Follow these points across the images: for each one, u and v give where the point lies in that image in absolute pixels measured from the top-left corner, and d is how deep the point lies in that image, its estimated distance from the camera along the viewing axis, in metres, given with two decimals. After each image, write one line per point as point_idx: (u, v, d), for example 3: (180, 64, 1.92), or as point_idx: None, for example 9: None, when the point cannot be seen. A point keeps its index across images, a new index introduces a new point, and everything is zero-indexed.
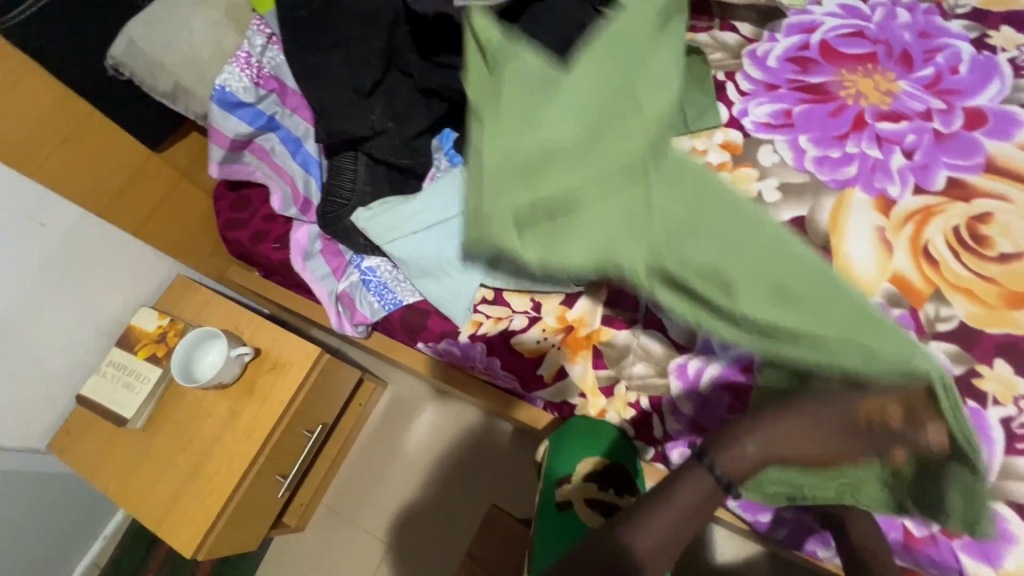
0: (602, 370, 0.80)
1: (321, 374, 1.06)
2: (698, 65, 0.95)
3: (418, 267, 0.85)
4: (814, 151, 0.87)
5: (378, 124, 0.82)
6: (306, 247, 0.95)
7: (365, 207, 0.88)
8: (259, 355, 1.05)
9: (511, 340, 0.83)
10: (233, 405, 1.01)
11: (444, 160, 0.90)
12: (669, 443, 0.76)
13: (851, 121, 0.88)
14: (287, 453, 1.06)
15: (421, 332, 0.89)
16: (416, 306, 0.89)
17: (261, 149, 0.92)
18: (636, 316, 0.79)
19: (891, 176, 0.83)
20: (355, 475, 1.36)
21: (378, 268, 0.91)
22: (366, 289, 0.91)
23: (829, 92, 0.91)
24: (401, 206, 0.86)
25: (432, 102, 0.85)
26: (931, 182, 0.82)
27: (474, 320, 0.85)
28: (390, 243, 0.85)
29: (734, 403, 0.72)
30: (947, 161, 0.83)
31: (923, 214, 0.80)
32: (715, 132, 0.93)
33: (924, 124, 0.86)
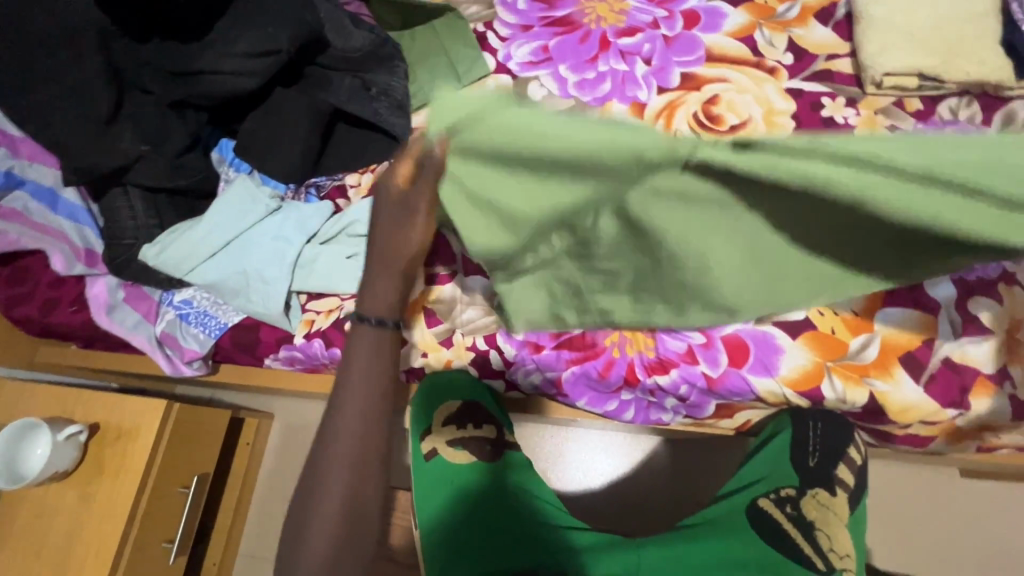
0: (436, 326, 0.82)
1: (177, 426, 1.00)
2: (455, 21, 0.99)
3: (228, 287, 0.82)
4: (574, 77, 0.96)
5: (130, 150, 0.77)
6: (107, 300, 0.87)
7: (152, 241, 0.83)
8: (99, 429, 0.96)
9: (345, 327, 0.83)
10: (83, 489, 0.93)
11: (231, 169, 0.90)
12: (511, 370, 0.81)
13: (597, 44, 0.97)
14: (165, 517, 0.99)
15: (256, 348, 0.87)
16: (244, 324, 0.86)
17: (10, 211, 0.82)
18: (455, 268, 0.83)
19: (639, 83, 0.94)
20: (266, 516, 1.28)
21: (193, 299, 0.87)
22: (187, 322, 0.87)
23: (574, 22, 0.99)
24: (190, 232, 0.82)
25: (186, 115, 0.83)
26: (669, 81, 0.93)
27: (306, 320, 0.85)
28: (191, 271, 0.82)
29: None
30: (678, 60, 0.94)
31: (668, 109, 0.91)
32: (487, 80, 0.98)
33: (655, 33, 0.96)
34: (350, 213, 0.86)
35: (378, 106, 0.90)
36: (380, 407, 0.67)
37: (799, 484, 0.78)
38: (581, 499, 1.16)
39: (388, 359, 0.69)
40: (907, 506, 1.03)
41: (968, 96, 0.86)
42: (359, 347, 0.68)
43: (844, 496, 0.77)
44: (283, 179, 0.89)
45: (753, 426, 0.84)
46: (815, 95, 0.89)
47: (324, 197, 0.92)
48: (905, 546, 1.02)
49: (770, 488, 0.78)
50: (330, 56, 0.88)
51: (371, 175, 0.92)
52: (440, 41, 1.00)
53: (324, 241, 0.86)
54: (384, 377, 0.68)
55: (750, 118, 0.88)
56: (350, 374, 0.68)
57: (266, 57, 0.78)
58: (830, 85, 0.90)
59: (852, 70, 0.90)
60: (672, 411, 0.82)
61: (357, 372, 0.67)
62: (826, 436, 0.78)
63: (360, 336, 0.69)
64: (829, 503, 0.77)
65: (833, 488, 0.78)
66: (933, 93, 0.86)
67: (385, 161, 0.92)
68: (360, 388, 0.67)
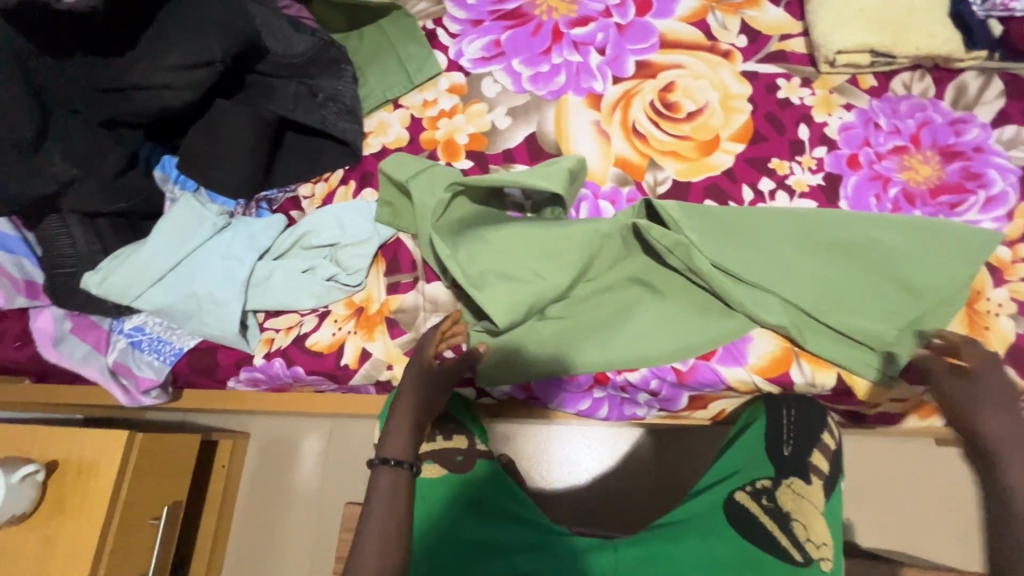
0: (400, 336, 0.80)
1: (141, 457, 0.96)
2: (403, 19, 0.96)
3: (180, 311, 0.79)
4: (528, 71, 0.93)
5: (60, 172, 0.73)
6: (53, 332, 0.82)
7: (94, 268, 0.79)
8: (58, 467, 0.92)
9: (307, 344, 0.80)
10: (45, 531, 0.89)
11: (176, 188, 0.85)
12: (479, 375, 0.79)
13: (549, 35, 0.95)
14: (137, 551, 0.96)
15: (214, 372, 0.84)
16: (200, 348, 0.83)
17: None
18: (417, 275, 0.81)
19: (594, 74, 0.92)
20: (247, 541, 1.23)
21: (145, 325, 0.84)
22: (140, 350, 0.84)
23: (525, 14, 0.96)
24: (135, 256, 0.78)
25: (121, 134, 0.79)
26: (624, 70, 0.91)
27: (265, 339, 0.82)
28: (139, 297, 0.78)
29: None
30: (632, 48, 0.92)
31: (624, 100, 0.89)
32: (440, 79, 0.95)
33: (607, 21, 0.94)
34: (303, 225, 0.83)
35: (326, 113, 0.87)
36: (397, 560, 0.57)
37: (774, 474, 0.75)
38: (567, 497, 1.15)
39: (406, 504, 0.62)
40: (886, 480, 1.04)
41: (921, 70, 0.85)
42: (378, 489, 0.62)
43: (819, 484, 0.75)
44: (231, 195, 0.85)
45: (727, 415, 0.84)
46: (770, 77, 0.88)
47: (277, 210, 0.89)
48: (887, 520, 1.03)
49: (745, 480, 0.75)
50: (269, 63, 0.85)
51: (324, 183, 0.89)
52: (389, 41, 0.96)
53: (278, 256, 0.83)
54: (401, 524, 0.60)
55: (706, 104, 0.87)
56: (366, 523, 0.59)
57: (199, 68, 0.74)
58: (784, 66, 0.89)
59: (806, 49, 0.89)
60: (646, 406, 0.81)
61: (375, 521, 0.59)
62: (799, 424, 0.76)
63: (376, 483, 0.63)
64: (804, 492, 0.74)
65: (807, 476, 0.75)
66: (886, 69, 0.86)
67: (338, 169, 0.89)
68: (377, 532, 0.58)
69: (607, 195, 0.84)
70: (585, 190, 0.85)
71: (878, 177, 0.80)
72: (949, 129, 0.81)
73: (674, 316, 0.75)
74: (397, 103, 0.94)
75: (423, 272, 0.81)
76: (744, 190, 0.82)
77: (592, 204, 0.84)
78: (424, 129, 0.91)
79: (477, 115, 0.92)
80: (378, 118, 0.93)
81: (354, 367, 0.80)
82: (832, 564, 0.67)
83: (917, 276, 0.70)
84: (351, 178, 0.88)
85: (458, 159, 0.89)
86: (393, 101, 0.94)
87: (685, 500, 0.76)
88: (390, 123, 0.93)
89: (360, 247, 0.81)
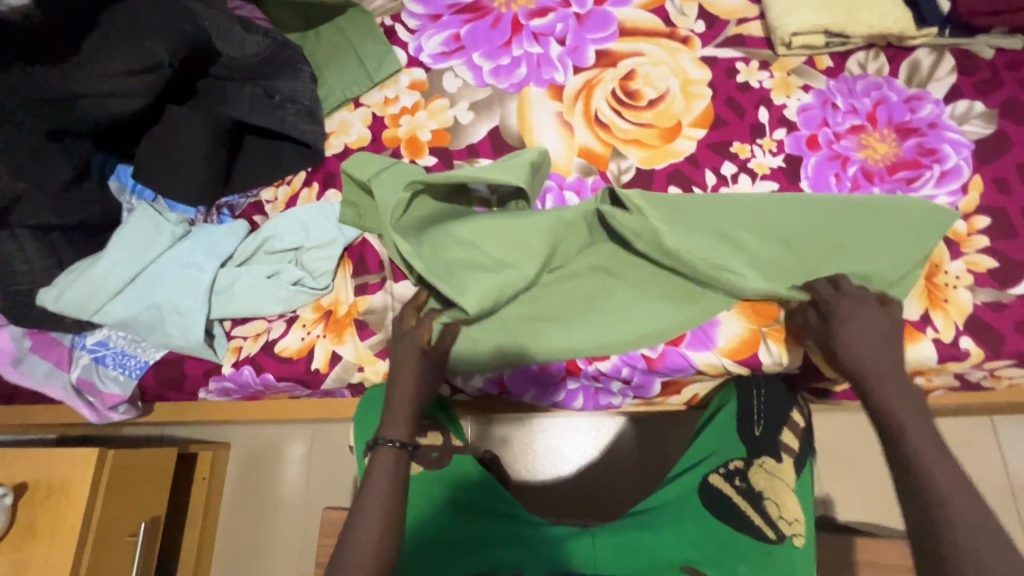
0: (370, 337, 0.79)
1: (114, 475, 0.94)
2: (360, 17, 0.95)
3: (142, 324, 0.77)
4: (488, 64, 0.93)
5: (7, 190, 0.72)
6: (12, 352, 0.80)
7: (50, 284, 0.76)
8: (27, 489, 0.90)
9: (276, 350, 0.79)
10: (17, 556, 0.87)
11: (133, 198, 0.83)
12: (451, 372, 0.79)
13: (509, 28, 0.94)
14: (116, 569, 0.95)
15: (183, 384, 0.82)
16: (167, 360, 0.81)
17: None
18: (384, 274, 0.80)
19: (554, 65, 0.91)
20: (232, 552, 1.22)
21: (108, 340, 0.81)
22: (104, 365, 0.81)
23: (484, 7, 0.96)
24: (92, 270, 0.76)
25: (68, 144, 0.77)
26: (584, 60, 0.91)
27: (234, 347, 0.81)
28: (99, 310, 0.76)
29: None
30: (592, 37, 0.92)
31: (586, 89, 0.89)
32: (400, 76, 0.93)
33: (566, 11, 0.94)
34: (267, 229, 0.82)
35: (285, 114, 0.86)
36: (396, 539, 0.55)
37: (747, 455, 0.76)
38: (553, 489, 1.15)
39: (405, 491, 0.59)
40: (862, 454, 1.06)
41: (875, 49, 0.87)
42: (377, 471, 0.59)
43: (790, 462, 0.74)
44: (190, 202, 0.83)
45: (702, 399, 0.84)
46: (728, 62, 0.89)
47: (240, 216, 0.87)
48: (866, 493, 1.05)
49: (718, 463, 0.76)
50: (222, 65, 0.83)
51: (287, 186, 0.87)
52: (347, 40, 0.95)
53: (241, 262, 0.82)
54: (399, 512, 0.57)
55: (667, 91, 0.87)
56: (361, 513, 0.56)
57: (141, 72, 0.73)
58: (742, 50, 0.89)
59: (762, 32, 0.90)
60: (620, 394, 0.82)
61: (371, 512, 0.56)
62: (769, 404, 0.77)
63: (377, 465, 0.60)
64: (775, 471, 0.74)
65: (779, 454, 0.75)
66: (841, 49, 0.86)
67: (300, 171, 0.88)
68: (378, 514, 0.56)
69: (571, 186, 0.84)
70: (550, 182, 0.84)
71: (837, 157, 0.81)
72: (904, 106, 0.82)
73: (644, 304, 0.75)
74: (357, 102, 0.93)
75: (391, 272, 0.80)
76: (706, 175, 0.83)
77: (558, 196, 0.84)
78: (386, 127, 0.90)
79: (439, 111, 0.91)
80: (339, 118, 0.92)
81: (325, 371, 0.79)
82: (804, 540, 0.68)
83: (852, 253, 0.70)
84: (314, 180, 0.86)
85: (421, 156, 0.89)
86: (354, 100, 0.93)
87: (661, 485, 0.76)
88: (351, 123, 0.91)
89: (325, 250, 0.80)
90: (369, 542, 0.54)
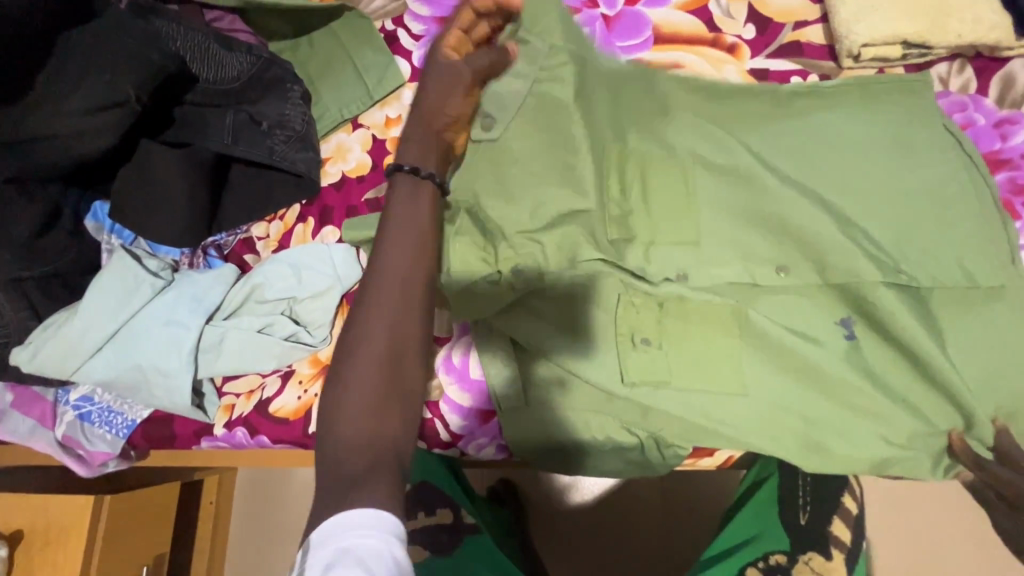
0: None
1: (114, 518, 0.90)
2: (357, 22, 0.83)
3: (126, 384, 0.70)
4: None
5: None
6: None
7: (23, 343, 0.69)
8: (24, 536, 0.87)
9: (270, 410, 0.73)
10: None
11: (112, 238, 0.75)
12: (460, 442, 0.72)
13: None
14: None
15: (174, 442, 0.76)
16: (155, 417, 0.76)
17: None
18: None
19: None
20: None
21: (93, 395, 0.76)
22: (90, 422, 0.76)
23: None
24: (65, 327, 0.69)
25: (34, 189, 0.69)
26: None
27: (226, 405, 0.75)
28: (78, 370, 0.69)
29: (478, 409, 0.71)
30: (622, 45, 0.79)
31: None
32: (403, 91, 0.83)
33: (593, 12, 0.81)
34: (256, 277, 0.74)
35: (273, 142, 0.76)
36: (391, 328, 0.49)
37: (790, 548, 0.66)
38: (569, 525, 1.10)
39: (410, 378, 0.49)
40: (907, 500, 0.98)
41: (960, 61, 0.73)
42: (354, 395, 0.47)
43: (841, 559, 0.65)
44: (174, 244, 0.75)
45: (736, 461, 0.74)
46: (783, 74, 0.76)
47: (229, 255, 0.81)
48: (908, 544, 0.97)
49: (758, 553, 0.67)
50: (200, 92, 0.76)
51: (280, 222, 0.80)
52: (342, 48, 0.84)
53: (229, 314, 0.74)
54: (391, 352, 0.48)
55: None
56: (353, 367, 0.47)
57: (108, 109, 0.64)
58: (799, 60, 0.76)
59: (824, 39, 0.77)
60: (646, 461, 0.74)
61: (369, 341, 0.48)
62: (816, 487, 0.69)
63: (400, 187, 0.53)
64: (823, 569, 0.64)
65: (828, 551, 0.65)
66: (920, 60, 0.73)
67: (294, 204, 0.80)
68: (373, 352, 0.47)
69: (460, 380, 0.71)
70: (460, 367, 0.72)
71: None
72: (994, 131, 0.70)
73: (698, 380, 0.66)
74: (356, 121, 0.83)
75: None
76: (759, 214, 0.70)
77: (470, 388, 0.71)
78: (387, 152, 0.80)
79: None
80: (336, 141, 0.83)
81: None
82: None
83: (878, 233, 0.66)
84: (310, 215, 0.79)
85: None
86: (352, 120, 0.83)
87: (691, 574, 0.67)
88: (349, 146, 0.82)
89: (321, 299, 0.73)
90: (381, 345, 0.48)
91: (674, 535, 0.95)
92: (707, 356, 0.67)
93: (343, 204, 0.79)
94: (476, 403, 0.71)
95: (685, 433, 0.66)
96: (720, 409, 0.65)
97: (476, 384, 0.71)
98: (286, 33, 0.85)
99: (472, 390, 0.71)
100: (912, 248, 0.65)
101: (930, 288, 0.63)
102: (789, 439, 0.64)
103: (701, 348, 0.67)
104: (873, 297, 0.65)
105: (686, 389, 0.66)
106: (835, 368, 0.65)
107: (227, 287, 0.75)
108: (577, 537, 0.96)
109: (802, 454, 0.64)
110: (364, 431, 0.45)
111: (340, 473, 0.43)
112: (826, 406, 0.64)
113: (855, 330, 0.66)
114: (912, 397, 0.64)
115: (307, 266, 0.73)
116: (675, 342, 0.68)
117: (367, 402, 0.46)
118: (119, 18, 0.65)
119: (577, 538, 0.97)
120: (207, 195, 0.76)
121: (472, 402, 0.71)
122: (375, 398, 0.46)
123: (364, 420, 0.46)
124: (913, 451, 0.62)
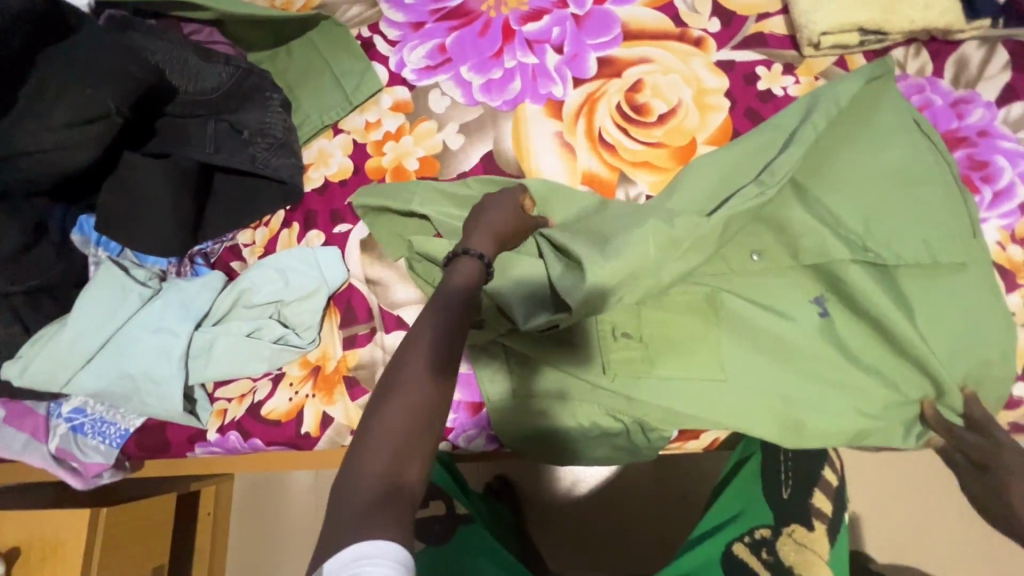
0: (361, 397, 0.72)
1: (111, 530, 0.91)
2: (334, 29, 0.85)
3: (118, 393, 0.71)
4: (478, 79, 0.83)
5: None
6: None
7: (13, 357, 0.70)
8: (20, 552, 0.87)
9: (262, 413, 0.74)
10: None
11: (99, 251, 0.76)
12: (450, 434, 0.73)
13: (500, 34, 0.83)
14: None
15: (168, 449, 0.77)
16: (149, 425, 0.77)
17: None
18: (374, 324, 0.75)
19: (552, 76, 0.81)
20: None
21: (86, 406, 0.77)
22: (84, 434, 0.77)
23: (471, 10, 0.85)
24: (55, 340, 0.69)
25: (19, 205, 0.70)
26: (585, 69, 0.81)
27: (218, 410, 0.76)
28: (70, 382, 0.70)
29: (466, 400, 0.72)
30: (592, 42, 0.82)
31: (588, 106, 0.80)
32: (381, 96, 0.85)
33: (563, 12, 0.83)
34: (243, 281, 0.75)
35: (256, 150, 0.78)
36: (429, 368, 0.46)
37: (774, 522, 0.68)
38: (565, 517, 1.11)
39: (433, 428, 0.44)
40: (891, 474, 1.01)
41: (915, 45, 0.76)
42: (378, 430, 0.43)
43: (823, 529, 0.67)
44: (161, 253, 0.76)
45: (722, 442, 0.75)
46: (748, 65, 0.79)
47: (216, 264, 0.82)
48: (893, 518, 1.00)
49: (744, 529, 0.69)
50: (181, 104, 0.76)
51: (265, 228, 0.82)
52: (320, 56, 0.86)
53: (218, 320, 0.75)
54: (426, 390, 0.45)
55: (679, 103, 0.78)
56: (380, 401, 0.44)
57: (92, 122, 0.65)
58: (763, 51, 0.79)
59: (786, 29, 0.80)
60: None
61: (405, 375, 0.45)
62: (797, 463, 0.72)
63: (457, 267, 0.55)
64: (807, 541, 0.65)
65: (810, 522, 0.67)
66: (878, 46, 0.76)
67: (279, 210, 0.82)
68: (409, 387, 0.45)
69: None
70: None
71: None
72: (951, 111, 0.73)
73: (677, 364, 0.68)
74: (336, 127, 0.85)
75: (382, 320, 0.74)
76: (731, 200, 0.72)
77: (458, 381, 0.73)
78: (368, 156, 0.82)
79: (426, 135, 0.82)
80: (317, 147, 0.84)
81: (317, 435, 0.73)
82: None
83: (846, 212, 0.68)
84: (294, 220, 0.81)
85: None
86: (332, 126, 0.84)
87: (681, 551, 0.70)
88: (331, 151, 0.84)
89: (308, 301, 0.74)
90: (418, 384, 0.45)
91: (667, 520, 0.96)
92: (685, 339, 0.69)
93: (327, 209, 0.80)
94: (465, 394, 0.72)
95: (667, 416, 0.68)
96: (702, 389, 0.67)
97: (464, 376, 0.73)
98: (264, 44, 0.87)
99: (460, 383, 0.72)
100: (878, 225, 0.67)
101: (896, 263, 0.66)
102: (770, 416, 0.66)
103: (680, 332, 0.69)
104: (843, 275, 0.67)
105: (667, 371, 0.68)
106: (809, 345, 0.67)
107: (215, 294, 0.76)
108: (573, 529, 0.98)
109: (782, 429, 0.66)
110: (379, 472, 0.41)
111: (345, 510, 0.40)
112: (803, 382, 0.66)
113: (828, 307, 0.69)
114: (884, 369, 0.66)
115: (295, 270, 0.75)
116: (654, 326, 0.70)
117: (388, 444, 0.42)
118: (98, 33, 0.67)
119: (572, 529, 0.98)
120: (191, 205, 0.77)
121: (460, 394, 0.72)
122: (391, 451, 0.42)
123: (383, 456, 0.42)
124: (887, 421, 0.65)
